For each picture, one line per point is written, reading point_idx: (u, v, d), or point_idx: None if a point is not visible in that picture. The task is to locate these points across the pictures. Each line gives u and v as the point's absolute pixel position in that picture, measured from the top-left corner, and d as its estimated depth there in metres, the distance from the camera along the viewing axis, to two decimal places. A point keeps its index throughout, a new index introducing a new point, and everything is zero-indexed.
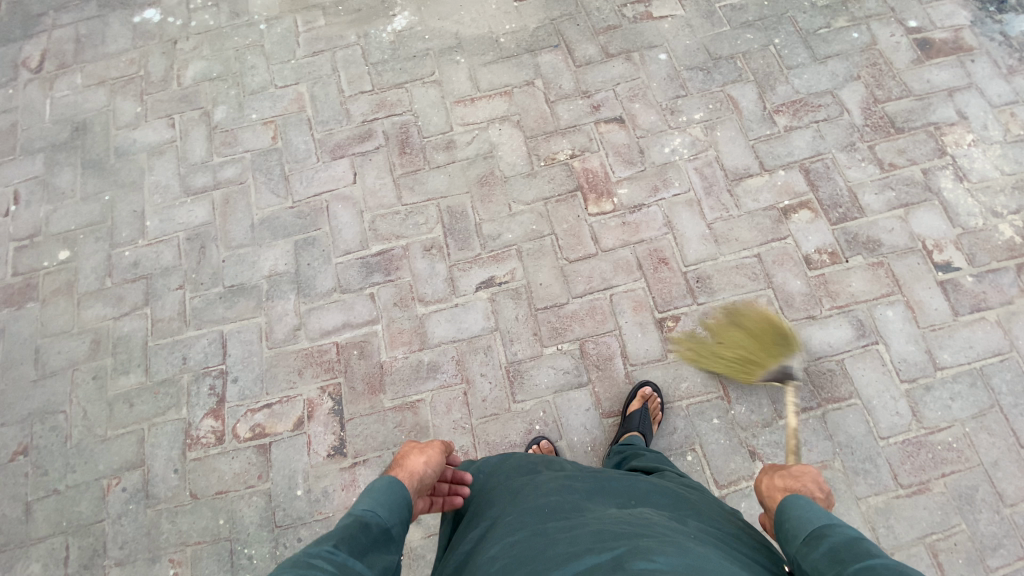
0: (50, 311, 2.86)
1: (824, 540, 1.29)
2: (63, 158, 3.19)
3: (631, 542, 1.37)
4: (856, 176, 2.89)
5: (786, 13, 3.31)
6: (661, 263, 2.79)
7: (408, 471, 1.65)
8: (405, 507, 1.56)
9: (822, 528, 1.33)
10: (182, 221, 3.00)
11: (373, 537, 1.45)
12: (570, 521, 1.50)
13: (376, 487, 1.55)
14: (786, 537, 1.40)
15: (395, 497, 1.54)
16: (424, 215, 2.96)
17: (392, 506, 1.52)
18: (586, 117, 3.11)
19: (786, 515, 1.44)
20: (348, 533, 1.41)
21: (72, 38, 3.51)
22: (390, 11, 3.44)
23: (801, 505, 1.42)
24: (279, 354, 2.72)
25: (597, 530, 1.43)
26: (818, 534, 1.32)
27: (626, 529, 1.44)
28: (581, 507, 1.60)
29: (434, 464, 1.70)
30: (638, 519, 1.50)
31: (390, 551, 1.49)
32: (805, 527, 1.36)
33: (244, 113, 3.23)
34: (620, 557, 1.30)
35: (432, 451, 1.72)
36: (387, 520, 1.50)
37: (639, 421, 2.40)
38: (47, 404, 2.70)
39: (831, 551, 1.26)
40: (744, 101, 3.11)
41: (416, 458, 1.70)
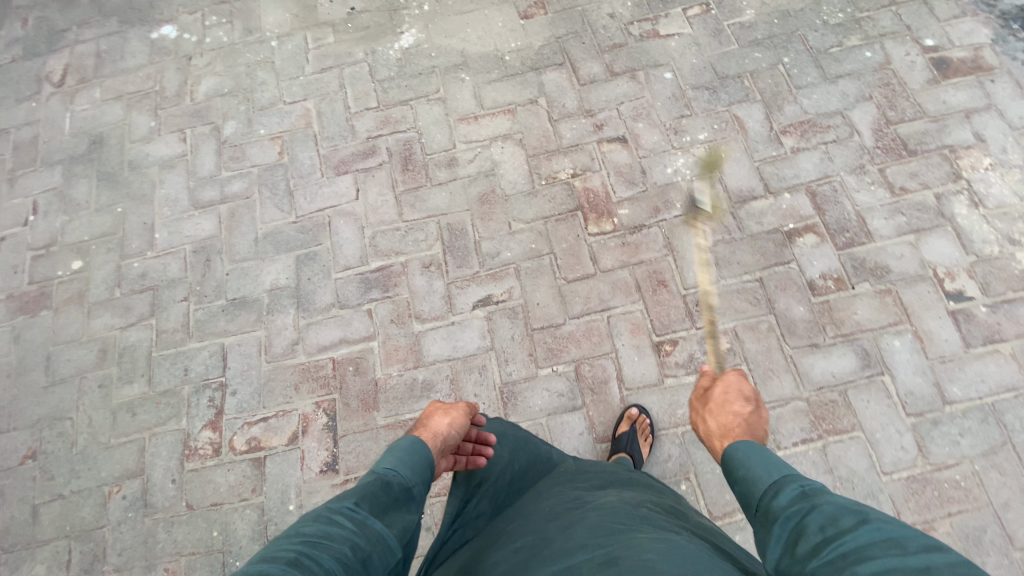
0: (61, 319, 2.95)
1: (777, 528, 1.24)
2: (79, 170, 3.30)
3: (627, 534, 1.36)
4: (865, 201, 2.82)
5: (797, 31, 3.25)
6: (660, 285, 2.75)
7: (431, 432, 1.72)
8: (427, 467, 1.61)
9: (770, 503, 1.30)
10: (189, 234, 3.07)
11: (394, 496, 1.48)
12: (569, 517, 1.52)
13: (400, 446, 1.61)
14: (745, 511, 1.38)
15: (417, 458, 1.59)
16: (424, 232, 2.97)
17: (414, 467, 1.57)
18: (588, 136, 3.10)
19: (736, 481, 1.43)
20: (370, 491, 1.47)
21: (92, 54, 3.63)
22: (398, 29, 3.48)
23: (745, 468, 1.41)
24: (277, 368, 2.75)
25: (593, 524, 1.43)
26: (767, 512, 1.29)
27: (621, 522, 1.43)
28: (581, 500, 1.62)
29: (457, 427, 1.76)
30: (635, 512, 1.50)
31: (411, 510, 1.51)
32: (756, 500, 1.34)
33: (253, 128, 3.29)
34: (614, 553, 1.30)
35: (455, 414, 1.80)
36: (410, 479, 1.54)
37: (627, 442, 2.39)
38: (54, 411, 2.78)
39: (787, 540, 1.20)
40: (750, 121, 3.06)
41: (440, 420, 1.77)
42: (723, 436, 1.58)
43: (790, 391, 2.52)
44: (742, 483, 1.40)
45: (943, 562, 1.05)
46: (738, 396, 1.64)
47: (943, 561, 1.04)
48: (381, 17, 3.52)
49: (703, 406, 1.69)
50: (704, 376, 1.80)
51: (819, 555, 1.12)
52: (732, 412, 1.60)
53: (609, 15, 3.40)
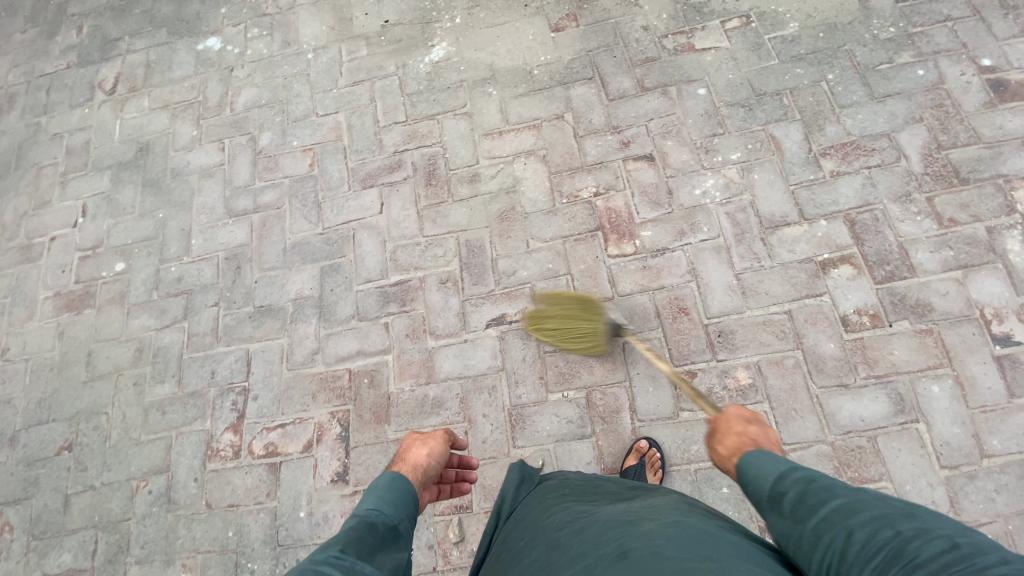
0: (104, 318, 3.14)
1: (784, 501, 1.43)
2: (126, 176, 3.50)
3: (633, 527, 1.41)
4: (910, 231, 2.63)
5: (843, 46, 3.06)
6: (681, 313, 2.66)
7: (410, 465, 1.81)
8: (410, 500, 1.65)
9: (776, 485, 1.47)
10: (222, 242, 3.20)
11: (380, 536, 1.48)
12: (579, 521, 1.54)
13: (379, 485, 1.64)
14: (751, 499, 1.54)
15: (397, 492, 1.63)
16: (444, 248, 2.99)
17: (396, 502, 1.60)
18: (613, 154, 3.03)
19: (745, 478, 1.57)
20: (356, 534, 1.44)
21: (143, 64, 3.84)
22: (429, 42, 3.50)
23: (755, 465, 1.56)
24: (296, 376, 2.83)
25: (603, 524, 1.47)
26: (775, 492, 1.46)
27: (627, 518, 1.48)
28: (589, 509, 1.63)
29: (436, 455, 1.87)
30: (645, 510, 1.54)
31: (399, 548, 1.51)
32: (764, 488, 1.50)
33: (286, 139, 3.40)
34: (623, 546, 1.33)
35: (432, 444, 1.90)
36: (393, 516, 1.56)
37: (633, 477, 2.34)
38: (93, 404, 2.97)
39: (793, 507, 1.40)
40: (787, 141, 2.90)
41: (418, 452, 1.87)
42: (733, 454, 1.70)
43: (814, 434, 2.38)
44: (750, 475, 1.55)
45: (921, 509, 1.27)
46: (739, 420, 1.81)
47: (921, 509, 1.27)
48: (413, 30, 3.56)
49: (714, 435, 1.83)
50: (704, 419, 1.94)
51: (820, 517, 1.32)
52: (737, 432, 1.76)
53: (642, 28, 3.30)
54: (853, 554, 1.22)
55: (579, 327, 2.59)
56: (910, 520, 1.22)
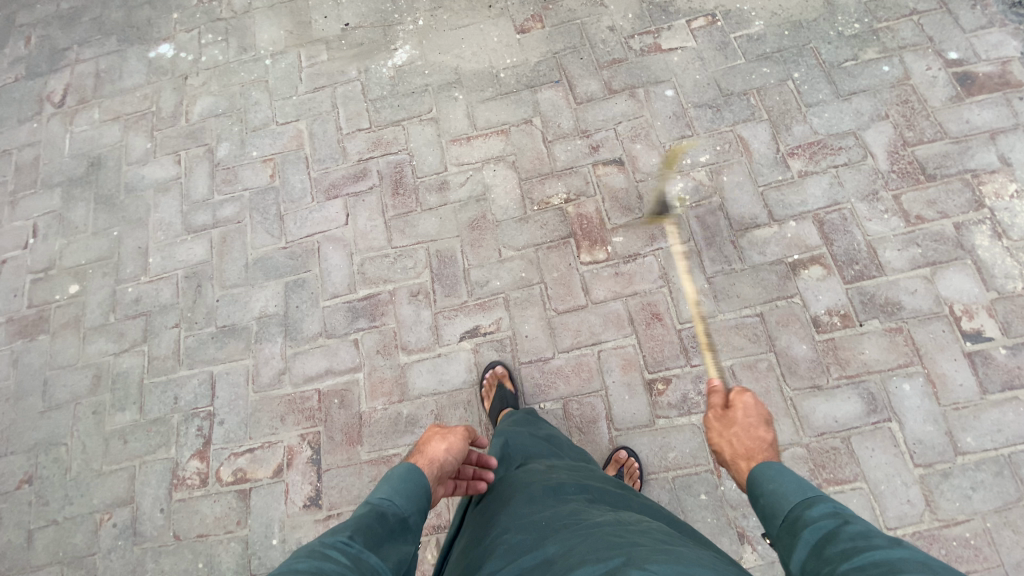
0: (59, 344, 2.99)
1: (805, 532, 1.31)
2: (78, 193, 3.33)
3: (627, 547, 1.36)
4: (877, 230, 2.64)
5: (809, 43, 3.06)
6: (654, 318, 2.64)
7: (428, 458, 1.69)
8: (423, 494, 1.60)
9: (800, 510, 1.37)
10: (182, 259, 3.07)
11: (389, 528, 1.48)
12: (571, 530, 1.48)
13: (395, 475, 1.60)
14: (768, 519, 1.45)
15: (413, 486, 1.58)
16: (413, 259, 2.91)
17: (409, 495, 1.57)
18: (583, 159, 2.99)
19: (763, 489, 1.50)
20: (364, 524, 1.45)
21: (92, 73, 3.65)
22: (392, 46, 3.40)
23: (776, 483, 1.47)
24: (264, 399, 2.74)
25: (597, 539, 1.41)
26: (798, 520, 1.35)
27: (621, 535, 1.43)
28: (579, 512, 1.58)
29: (455, 452, 1.73)
30: (635, 524, 1.49)
31: (406, 541, 1.51)
32: (784, 511, 1.41)
33: (245, 150, 3.27)
34: (615, 568, 1.27)
35: (453, 438, 1.76)
36: (405, 509, 1.53)
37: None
38: (50, 436, 2.83)
39: (816, 544, 1.27)
40: (756, 142, 2.89)
41: (437, 446, 1.73)
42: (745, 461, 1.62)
43: (789, 437, 2.39)
44: (771, 492, 1.47)
45: None
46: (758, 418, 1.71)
47: None
48: (375, 33, 3.45)
49: (726, 429, 1.73)
50: (719, 395, 1.83)
51: (852, 561, 1.16)
52: (754, 432, 1.68)
53: (609, 28, 3.25)
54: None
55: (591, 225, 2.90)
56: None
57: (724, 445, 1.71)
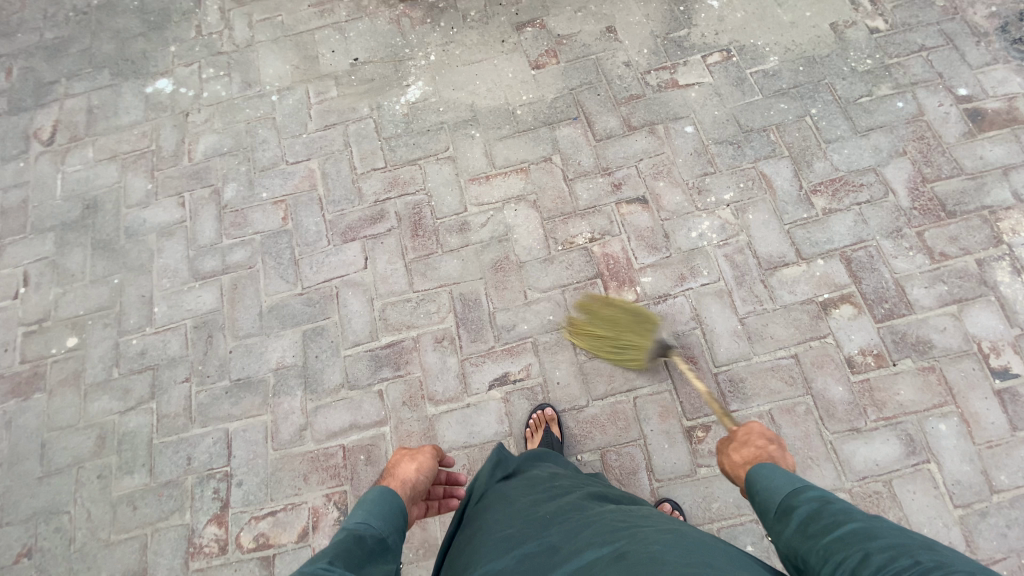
0: (58, 403, 2.81)
1: (795, 513, 1.44)
2: (73, 238, 3.15)
3: (633, 531, 1.41)
4: (903, 267, 2.66)
5: (824, 79, 3.09)
6: (689, 361, 2.61)
7: (400, 480, 1.71)
8: (400, 514, 1.57)
9: (789, 498, 1.48)
10: (190, 308, 2.92)
11: (369, 549, 1.41)
12: (574, 518, 1.53)
13: (368, 499, 1.55)
14: (761, 510, 1.56)
15: (388, 506, 1.55)
16: (437, 303, 2.81)
17: (386, 515, 1.52)
18: (606, 197, 2.95)
19: (758, 486, 1.59)
20: (344, 548, 1.37)
21: (85, 109, 3.48)
22: (403, 81, 3.32)
23: (768, 478, 1.57)
24: (284, 457, 2.60)
25: (599, 527, 1.46)
26: (787, 506, 1.47)
27: (622, 522, 1.49)
28: (580, 506, 1.62)
29: (426, 471, 1.78)
30: (637, 514, 1.56)
31: (387, 561, 1.45)
32: (776, 501, 1.51)
33: (254, 191, 3.15)
34: (622, 549, 1.34)
35: (422, 458, 1.81)
36: (382, 529, 1.48)
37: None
38: (51, 504, 2.64)
39: (804, 522, 1.40)
40: (778, 179, 2.90)
41: (407, 467, 1.76)
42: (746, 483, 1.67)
43: (831, 482, 2.37)
44: (762, 484, 1.58)
45: (939, 545, 1.25)
46: (762, 436, 1.77)
47: (940, 545, 1.25)
48: (385, 68, 3.37)
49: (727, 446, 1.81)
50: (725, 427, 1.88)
51: (834, 534, 1.31)
52: (754, 442, 1.75)
53: (625, 63, 3.23)
54: (865, 570, 1.20)
55: (620, 342, 2.54)
56: (930, 553, 1.20)
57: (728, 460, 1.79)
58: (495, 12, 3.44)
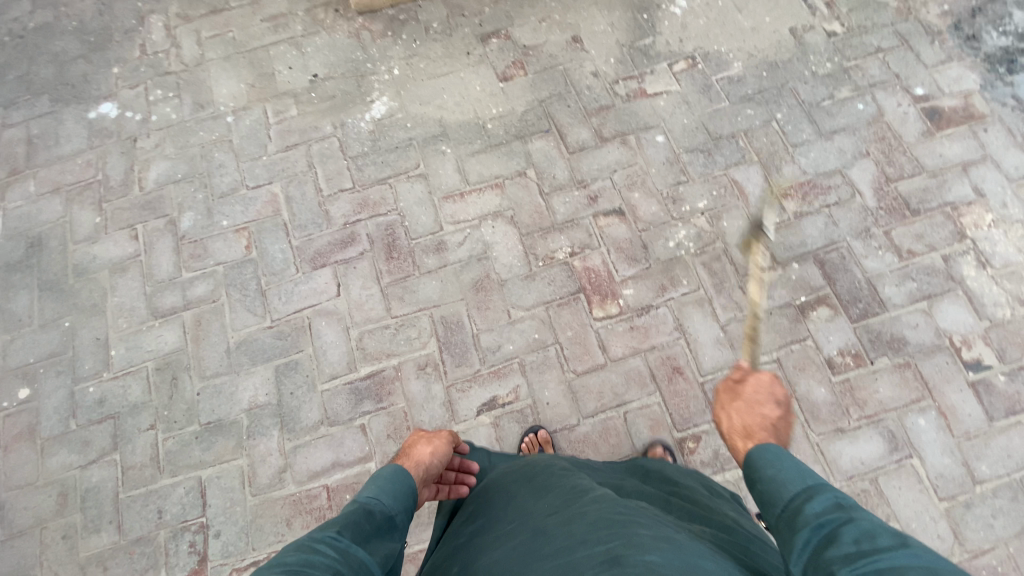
0: (8, 463, 2.58)
1: (805, 525, 1.22)
2: (16, 279, 2.90)
3: (627, 527, 1.32)
4: (874, 267, 2.73)
5: (787, 84, 3.14)
6: (675, 373, 2.60)
7: (414, 461, 1.78)
8: (410, 494, 1.61)
9: (800, 501, 1.28)
10: (151, 349, 2.73)
11: (377, 524, 1.45)
12: (571, 513, 1.45)
13: (382, 475, 1.60)
14: (765, 505, 1.37)
15: (400, 485, 1.59)
16: (417, 328, 2.72)
17: (396, 493, 1.56)
18: (583, 210, 2.92)
19: (761, 475, 1.41)
20: (353, 519, 1.42)
21: (21, 139, 3.22)
22: (367, 98, 3.20)
23: (776, 470, 1.38)
24: (264, 502, 2.46)
25: (595, 519, 1.38)
26: (797, 511, 1.26)
27: (620, 513, 1.41)
28: (582, 492, 1.55)
29: (439, 454, 1.84)
30: (636, 507, 1.47)
31: (393, 539, 1.49)
32: (785, 500, 1.31)
33: (214, 220, 2.97)
34: (614, 551, 1.24)
35: (437, 442, 1.88)
36: (392, 507, 1.52)
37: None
38: (7, 574, 2.41)
39: (814, 545, 1.18)
40: (750, 185, 2.93)
41: (422, 450, 1.84)
42: (745, 428, 1.68)
43: None
44: (770, 478, 1.39)
45: None
46: (766, 398, 1.78)
47: None
48: (347, 84, 3.24)
49: (731, 401, 1.82)
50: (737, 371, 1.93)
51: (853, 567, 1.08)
52: (759, 402, 1.77)
53: (592, 73, 3.21)
54: None
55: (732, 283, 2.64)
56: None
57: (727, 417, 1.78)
58: (458, 24, 3.36)
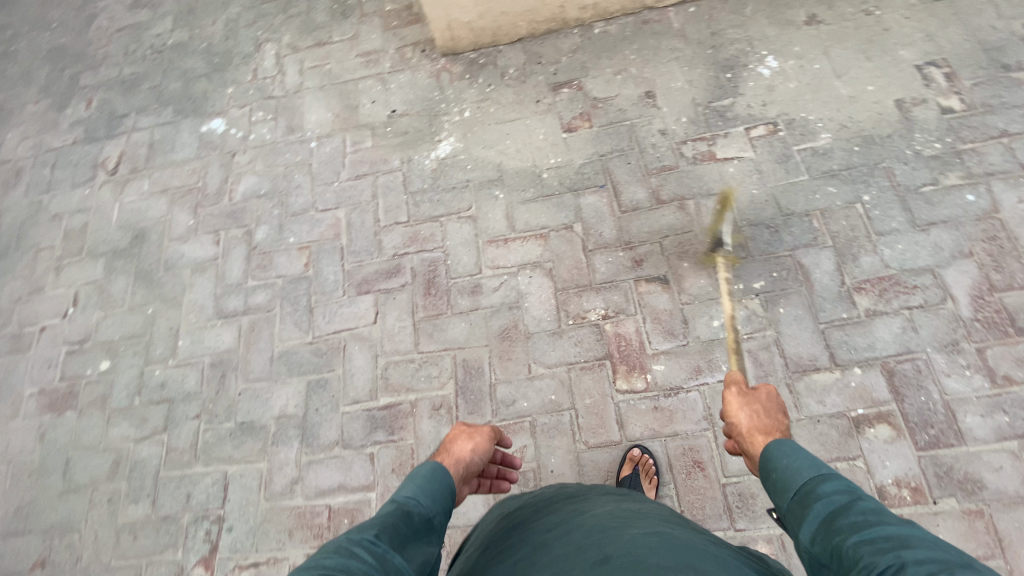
0: (84, 424, 2.99)
1: (818, 504, 1.34)
2: (120, 264, 3.38)
3: (619, 533, 1.36)
4: (956, 388, 2.34)
5: (881, 163, 2.80)
6: (695, 467, 2.41)
7: (454, 458, 1.70)
8: (448, 494, 1.53)
9: (813, 483, 1.39)
10: (210, 345, 3.04)
11: (415, 527, 1.39)
12: (568, 524, 1.48)
13: (420, 474, 1.54)
14: (778, 491, 1.47)
15: (439, 484, 1.52)
16: (439, 367, 2.77)
17: (435, 495, 1.49)
18: (625, 273, 2.80)
19: (775, 465, 1.51)
20: (390, 521, 1.37)
21: (147, 143, 3.76)
22: (436, 136, 3.34)
23: (790, 458, 1.49)
24: (274, 508, 2.63)
25: (591, 527, 1.42)
26: (810, 492, 1.38)
27: (615, 521, 1.45)
28: (580, 508, 1.57)
29: (481, 452, 1.76)
30: (632, 514, 1.51)
31: (431, 543, 1.42)
32: (796, 484, 1.42)
33: (283, 235, 3.25)
34: (607, 552, 1.29)
35: (479, 439, 1.78)
36: (430, 508, 1.45)
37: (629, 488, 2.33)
38: (64, 521, 2.79)
39: (827, 518, 1.30)
40: (818, 271, 2.64)
41: (463, 446, 1.75)
42: (766, 433, 1.67)
43: None
44: (783, 467, 1.49)
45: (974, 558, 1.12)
46: (774, 403, 1.78)
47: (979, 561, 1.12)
48: (420, 121, 3.41)
49: (747, 405, 1.77)
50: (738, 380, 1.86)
51: (861, 532, 1.21)
52: (776, 417, 1.73)
53: (660, 131, 3.09)
54: None
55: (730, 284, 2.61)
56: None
57: (742, 419, 1.75)
58: (533, 71, 3.41)
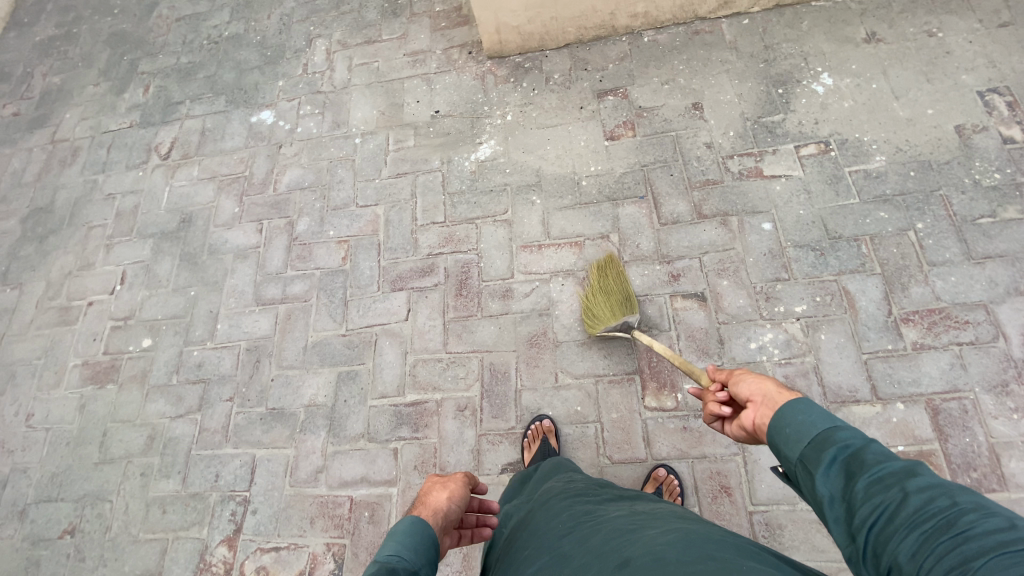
0: (123, 397, 3.12)
1: (831, 450, 1.21)
2: (167, 247, 3.51)
3: (635, 536, 1.34)
4: (1004, 432, 2.22)
5: (937, 190, 2.68)
6: (722, 491, 2.35)
7: (430, 509, 1.56)
8: (432, 544, 1.45)
9: (826, 433, 1.24)
10: (247, 331, 3.13)
11: None
12: (584, 529, 1.45)
13: (399, 529, 1.45)
14: (786, 443, 1.30)
15: (420, 536, 1.44)
16: (466, 368, 2.78)
17: (418, 546, 1.42)
18: (660, 287, 2.76)
19: (785, 421, 1.33)
20: None
21: (199, 131, 3.89)
22: (477, 138, 3.36)
23: (801, 410, 1.31)
24: (297, 495, 2.69)
25: (608, 533, 1.39)
26: (823, 441, 1.23)
27: (630, 524, 1.42)
28: (593, 512, 1.55)
29: (457, 499, 1.62)
30: (646, 515, 1.48)
31: None
32: (810, 436, 1.26)
33: (323, 227, 3.32)
34: (625, 555, 1.27)
35: (453, 486, 1.65)
36: (415, 562, 1.38)
37: None
38: (99, 489, 2.91)
39: (843, 465, 1.19)
40: (863, 299, 2.55)
41: (438, 496, 1.61)
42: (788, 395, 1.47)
43: None
44: (792, 419, 1.31)
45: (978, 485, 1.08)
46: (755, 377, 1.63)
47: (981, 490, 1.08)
48: (462, 123, 3.43)
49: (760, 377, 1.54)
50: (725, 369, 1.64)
51: (878, 474, 1.12)
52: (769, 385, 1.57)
53: (705, 144, 3.03)
54: (921, 521, 1.02)
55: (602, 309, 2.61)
56: (974, 492, 1.04)
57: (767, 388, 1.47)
58: (579, 77, 3.39)
